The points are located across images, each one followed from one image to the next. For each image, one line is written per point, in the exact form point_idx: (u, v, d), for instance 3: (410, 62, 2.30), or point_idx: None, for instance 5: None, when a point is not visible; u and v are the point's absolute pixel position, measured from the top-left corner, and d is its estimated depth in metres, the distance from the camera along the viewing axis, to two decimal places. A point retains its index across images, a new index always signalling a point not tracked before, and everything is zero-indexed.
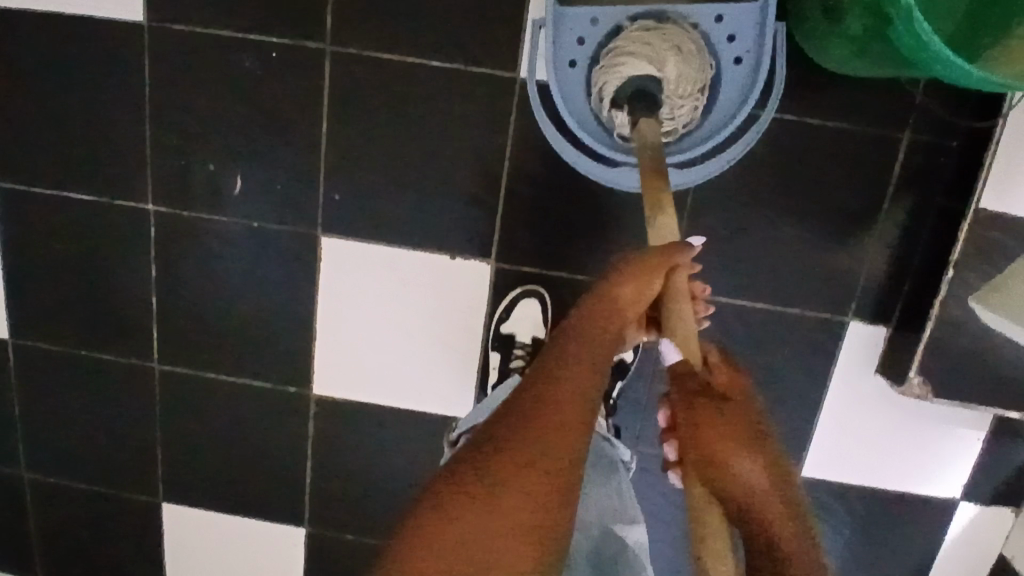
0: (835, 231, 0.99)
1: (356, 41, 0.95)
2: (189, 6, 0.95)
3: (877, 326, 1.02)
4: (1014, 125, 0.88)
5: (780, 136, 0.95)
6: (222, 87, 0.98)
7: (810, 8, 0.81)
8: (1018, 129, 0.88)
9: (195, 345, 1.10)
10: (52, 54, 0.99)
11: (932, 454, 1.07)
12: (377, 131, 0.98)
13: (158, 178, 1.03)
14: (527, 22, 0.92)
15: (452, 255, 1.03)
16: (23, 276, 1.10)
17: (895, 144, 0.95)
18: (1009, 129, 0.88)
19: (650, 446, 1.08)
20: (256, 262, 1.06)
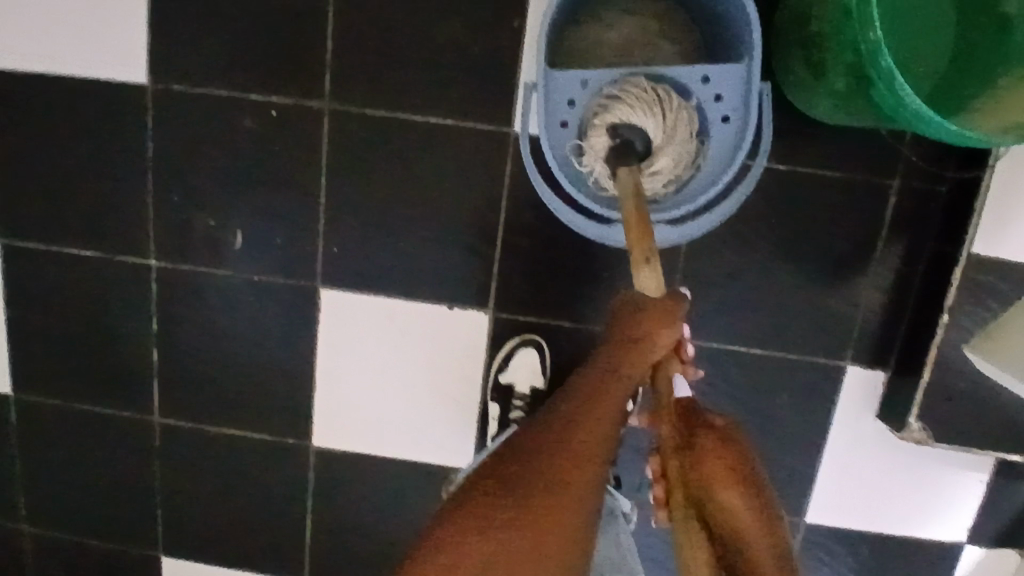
0: (830, 276, 0.99)
1: (352, 99, 0.97)
2: (191, 68, 0.98)
3: (875, 369, 1.02)
4: (1002, 171, 0.89)
5: (770, 184, 0.97)
6: (223, 144, 1.00)
7: (794, 62, 0.82)
8: (1006, 175, 0.89)
9: (195, 397, 1.10)
10: (57, 115, 1.02)
11: (936, 498, 1.06)
12: (374, 185, 1.00)
13: (160, 233, 1.05)
14: (519, 84, 0.95)
15: (450, 305, 1.03)
16: (27, 331, 1.10)
17: (885, 190, 0.96)
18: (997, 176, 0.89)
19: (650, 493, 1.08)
20: (256, 314, 1.06)
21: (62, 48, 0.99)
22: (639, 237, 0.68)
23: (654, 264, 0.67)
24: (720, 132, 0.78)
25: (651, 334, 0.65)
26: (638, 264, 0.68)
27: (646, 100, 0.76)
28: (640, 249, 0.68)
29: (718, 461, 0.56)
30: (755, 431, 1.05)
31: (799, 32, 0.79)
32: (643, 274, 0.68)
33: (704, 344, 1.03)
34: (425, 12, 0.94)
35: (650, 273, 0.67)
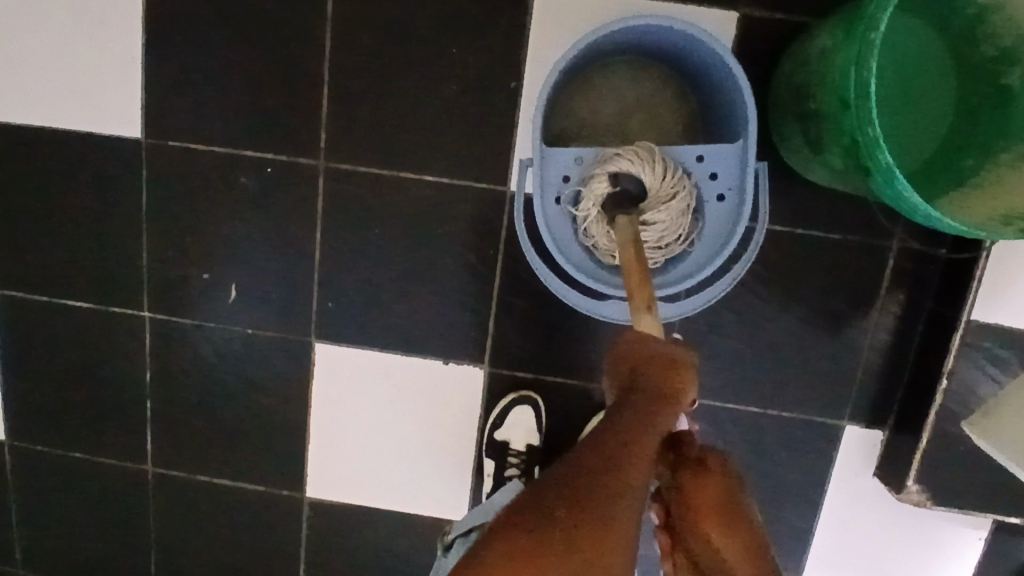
0: (828, 336, 0.98)
1: (347, 156, 0.97)
2: (186, 124, 0.97)
3: (874, 429, 1.01)
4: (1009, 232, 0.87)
5: (768, 244, 0.96)
6: (219, 198, 1.00)
7: (792, 133, 0.82)
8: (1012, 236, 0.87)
9: (191, 448, 1.10)
10: (53, 168, 1.01)
11: (935, 553, 1.05)
12: (371, 241, 1.00)
13: (156, 285, 1.04)
14: (514, 159, 0.95)
15: (445, 360, 1.03)
16: (23, 380, 1.10)
17: (884, 251, 0.95)
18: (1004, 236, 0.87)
19: (648, 547, 1.07)
20: (251, 367, 1.06)
21: (57, 103, 0.98)
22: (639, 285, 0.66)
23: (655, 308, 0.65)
24: (715, 212, 0.75)
25: (660, 377, 0.58)
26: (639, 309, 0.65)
27: (649, 160, 0.74)
28: (641, 293, 0.65)
29: (706, 497, 0.50)
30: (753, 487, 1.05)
31: (797, 105, 0.79)
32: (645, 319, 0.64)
33: (701, 401, 1.02)
34: (421, 70, 0.93)
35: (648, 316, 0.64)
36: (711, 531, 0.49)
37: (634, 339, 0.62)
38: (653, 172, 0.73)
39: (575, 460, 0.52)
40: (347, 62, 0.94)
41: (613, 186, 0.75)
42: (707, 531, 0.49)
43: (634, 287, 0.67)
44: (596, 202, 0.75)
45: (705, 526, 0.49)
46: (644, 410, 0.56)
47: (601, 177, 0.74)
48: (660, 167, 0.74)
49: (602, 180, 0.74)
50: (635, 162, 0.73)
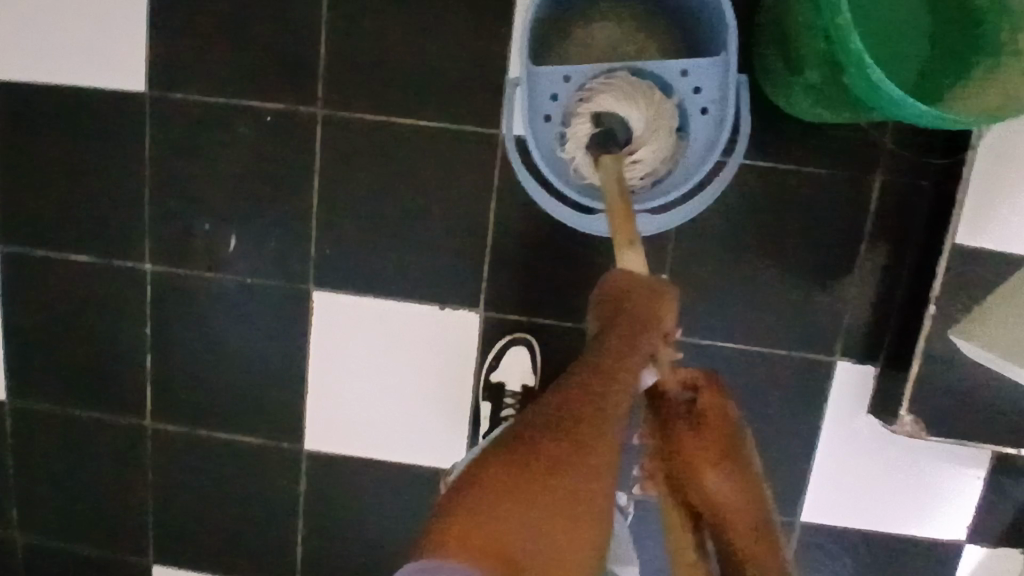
0: (818, 273, 1.00)
1: (344, 104, 1.00)
2: (188, 77, 1.01)
3: (865, 365, 1.02)
4: (986, 149, 0.88)
5: (754, 181, 0.98)
6: (219, 149, 1.03)
7: (772, 61, 0.85)
8: (990, 153, 0.88)
9: (189, 402, 1.11)
10: (57, 124, 1.04)
11: (931, 493, 1.05)
12: (367, 188, 1.02)
13: (157, 238, 1.06)
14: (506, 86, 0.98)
15: (441, 306, 1.05)
16: (25, 338, 1.11)
17: (869, 186, 0.97)
18: (981, 153, 0.88)
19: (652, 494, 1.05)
20: (250, 318, 1.07)
21: (64, 60, 1.02)
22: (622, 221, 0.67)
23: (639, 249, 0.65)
24: (699, 124, 0.79)
25: (646, 304, 0.60)
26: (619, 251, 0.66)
27: (630, 98, 0.77)
28: (624, 231, 0.66)
29: (707, 445, 0.57)
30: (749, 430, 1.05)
31: (777, 29, 0.82)
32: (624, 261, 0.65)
33: (695, 341, 1.04)
34: (416, 19, 0.97)
35: (635, 255, 0.64)
36: (707, 475, 0.56)
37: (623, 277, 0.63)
38: (635, 104, 0.76)
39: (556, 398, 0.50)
40: (343, 11, 0.97)
41: (597, 124, 0.78)
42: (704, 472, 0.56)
43: (617, 226, 0.67)
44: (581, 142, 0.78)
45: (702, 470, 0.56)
46: (624, 338, 0.56)
47: (583, 114, 0.77)
48: (642, 104, 0.77)
49: (584, 119, 0.78)
50: (615, 98, 0.76)
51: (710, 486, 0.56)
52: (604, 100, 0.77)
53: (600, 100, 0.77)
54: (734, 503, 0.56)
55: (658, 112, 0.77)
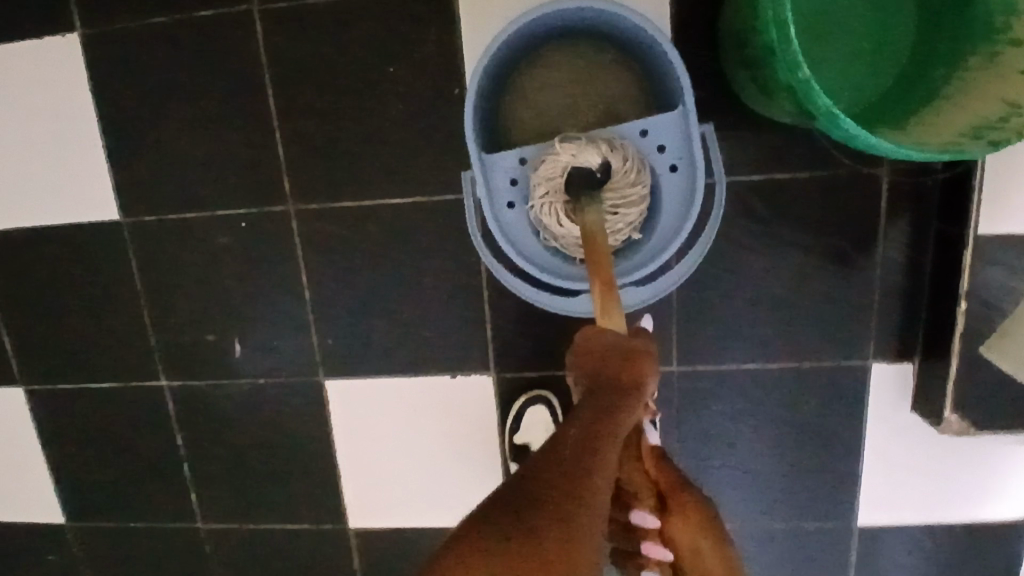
0: (835, 278, 0.94)
1: (314, 196, 0.98)
2: (158, 195, 1.00)
3: (902, 362, 0.96)
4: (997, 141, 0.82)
5: (750, 196, 0.92)
6: (204, 259, 1.02)
7: (745, 82, 0.78)
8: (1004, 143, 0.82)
9: (234, 500, 1.14)
10: (48, 263, 1.05)
11: (992, 478, 0.99)
12: (354, 273, 1.00)
13: (168, 353, 1.08)
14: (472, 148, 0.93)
15: (452, 374, 1.03)
16: (70, 465, 1.15)
17: (875, 181, 0.90)
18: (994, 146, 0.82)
19: None
20: (271, 414, 1.09)
21: (39, 202, 1.02)
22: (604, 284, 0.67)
23: (620, 317, 0.65)
24: (670, 183, 0.74)
25: (628, 366, 0.60)
26: (608, 300, 0.65)
27: (622, 194, 0.74)
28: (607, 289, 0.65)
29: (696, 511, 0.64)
30: (789, 442, 1.01)
31: (742, 55, 0.75)
32: (610, 316, 0.65)
33: (716, 367, 0.99)
34: (366, 97, 0.93)
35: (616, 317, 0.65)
36: (702, 542, 0.63)
37: (604, 331, 0.64)
38: (622, 207, 0.74)
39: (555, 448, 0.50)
40: (292, 103, 0.94)
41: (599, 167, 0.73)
42: (692, 540, 0.63)
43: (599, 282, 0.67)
44: (577, 160, 0.73)
45: (694, 538, 0.63)
46: (613, 393, 0.58)
47: (605, 145, 0.73)
48: (620, 209, 0.74)
49: (598, 153, 0.73)
50: (624, 175, 0.73)
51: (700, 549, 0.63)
52: (619, 168, 0.73)
53: (620, 158, 0.73)
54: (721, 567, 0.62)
55: (624, 216, 0.75)
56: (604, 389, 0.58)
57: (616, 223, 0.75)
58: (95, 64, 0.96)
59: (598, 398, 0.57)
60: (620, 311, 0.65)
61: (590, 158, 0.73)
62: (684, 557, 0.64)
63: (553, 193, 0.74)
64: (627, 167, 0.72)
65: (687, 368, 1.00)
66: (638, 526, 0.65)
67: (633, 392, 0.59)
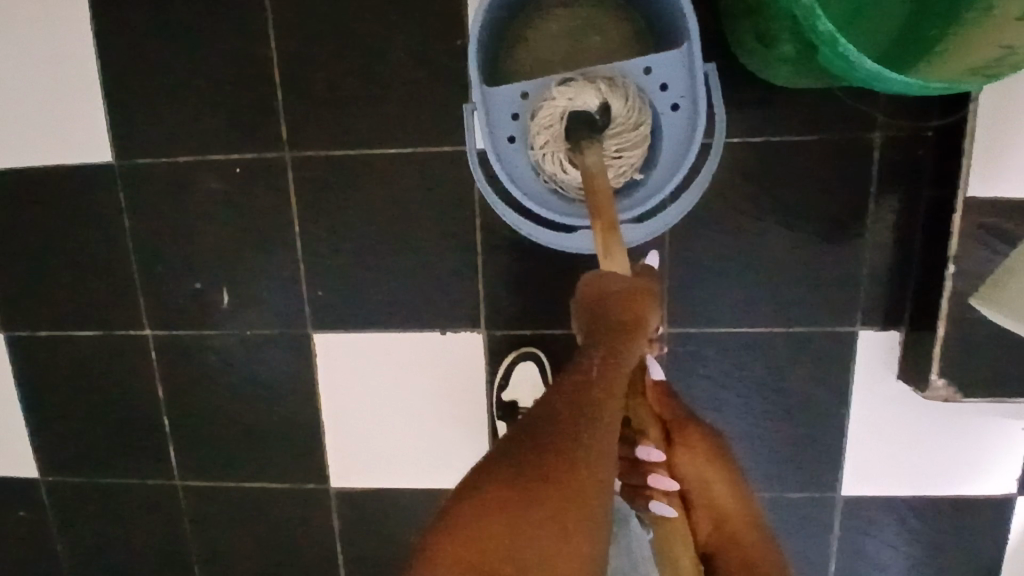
0: (826, 243, 0.95)
1: (310, 143, 0.97)
2: (152, 137, 0.99)
3: (889, 330, 0.97)
4: (988, 106, 0.83)
5: (746, 158, 0.93)
6: (196, 205, 1.01)
7: (745, 34, 0.79)
8: (995, 110, 0.83)
9: (214, 457, 1.12)
10: (35, 204, 1.04)
11: (976, 450, 1.00)
12: (347, 223, 1.00)
13: (154, 302, 1.06)
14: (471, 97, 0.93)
15: (442, 330, 1.03)
16: (46, 415, 1.12)
17: (869, 146, 0.91)
18: (986, 112, 0.83)
19: None
20: (257, 368, 1.07)
21: (30, 141, 1.01)
22: (607, 228, 0.67)
23: (621, 255, 0.66)
24: (671, 121, 0.76)
25: (629, 305, 0.61)
26: (610, 243, 0.66)
27: (624, 133, 0.75)
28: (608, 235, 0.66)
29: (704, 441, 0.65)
30: (775, 409, 1.02)
31: (743, 3, 0.76)
32: (612, 258, 0.65)
33: (706, 330, 1.00)
34: (367, 45, 0.93)
35: (615, 259, 0.65)
36: (709, 470, 0.65)
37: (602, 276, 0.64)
38: (623, 147, 0.76)
39: (553, 406, 0.54)
40: (293, 47, 0.94)
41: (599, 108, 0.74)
42: (698, 469, 0.64)
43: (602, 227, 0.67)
44: (575, 103, 0.73)
45: (700, 465, 0.64)
46: (614, 335, 0.59)
47: (606, 86, 0.74)
48: (622, 147, 0.76)
49: (598, 94, 0.74)
50: (624, 117, 0.74)
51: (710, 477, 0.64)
52: (620, 109, 0.74)
53: (620, 99, 0.74)
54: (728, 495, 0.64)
55: (625, 156, 0.76)
56: (605, 332, 0.59)
57: (616, 162, 0.77)
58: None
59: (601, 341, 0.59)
60: (622, 247, 0.66)
61: (591, 98, 0.74)
62: (691, 488, 0.65)
63: (555, 132, 0.75)
64: (629, 108, 0.74)
65: (677, 330, 1.00)
66: (644, 460, 0.67)
67: (634, 333, 0.60)
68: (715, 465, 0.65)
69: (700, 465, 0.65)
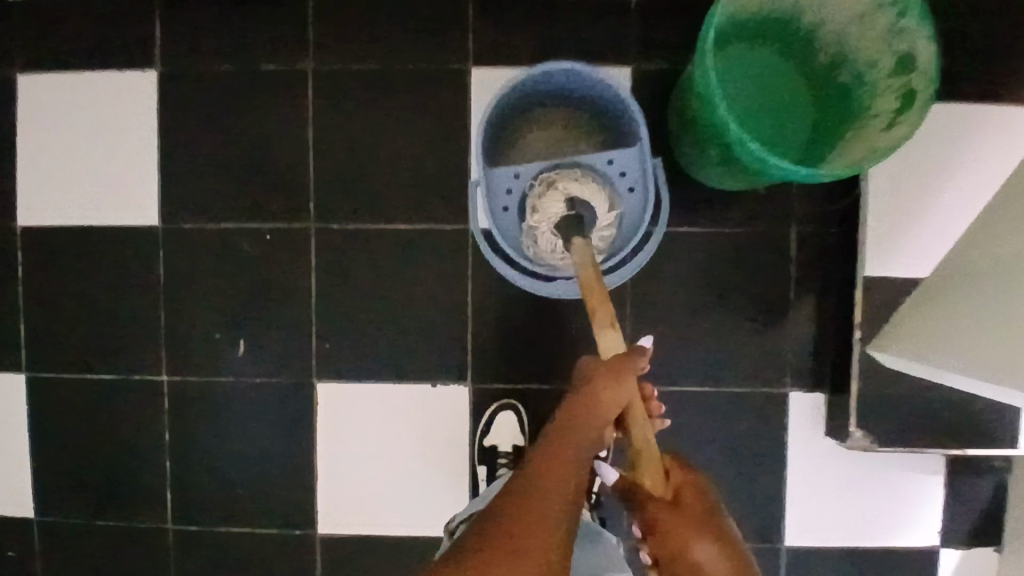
0: (759, 316, 1.14)
1: (332, 217, 1.15)
2: (196, 207, 1.17)
3: (815, 392, 1.14)
4: (874, 201, 1.04)
5: (693, 244, 1.14)
6: (225, 266, 1.17)
7: (684, 144, 1.04)
8: (879, 204, 1.04)
9: (208, 501, 1.19)
10: (82, 260, 1.19)
11: (899, 503, 1.14)
12: (356, 286, 1.16)
13: (173, 351, 1.18)
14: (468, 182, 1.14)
15: (432, 383, 1.16)
16: (53, 454, 1.20)
17: (789, 238, 1.13)
18: (872, 206, 1.04)
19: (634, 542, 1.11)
20: (260, 414, 1.18)
21: (89, 205, 1.18)
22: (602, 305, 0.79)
23: (616, 330, 0.78)
24: (629, 200, 0.99)
25: (600, 387, 0.73)
26: (603, 327, 0.78)
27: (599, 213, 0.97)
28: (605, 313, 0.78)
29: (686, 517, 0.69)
30: (723, 462, 1.16)
31: (683, 121, 1.02)
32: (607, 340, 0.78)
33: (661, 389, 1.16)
34: (386, 140, 1.14)
35: (612, 336, 0.77)
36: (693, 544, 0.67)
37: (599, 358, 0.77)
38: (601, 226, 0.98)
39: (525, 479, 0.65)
40: (326, 140, 1.15)
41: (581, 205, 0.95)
42: (681, 545, 0.67)
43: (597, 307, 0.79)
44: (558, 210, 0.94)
45: (682, 541, 0.67)
46: (582, 411, 0.71)
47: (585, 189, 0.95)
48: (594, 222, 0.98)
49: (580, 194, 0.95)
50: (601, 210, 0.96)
51: (697, 554, 0.67)
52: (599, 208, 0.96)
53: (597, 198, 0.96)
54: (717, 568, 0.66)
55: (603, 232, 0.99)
56: (574, 410, 0.72)
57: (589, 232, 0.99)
58: (168, 96, 1.16)
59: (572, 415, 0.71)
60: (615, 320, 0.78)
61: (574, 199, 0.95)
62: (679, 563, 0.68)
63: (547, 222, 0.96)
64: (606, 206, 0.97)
65: None
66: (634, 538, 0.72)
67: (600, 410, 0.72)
68: (701, 540, 0.67)
69: (678, 536, 0.68)
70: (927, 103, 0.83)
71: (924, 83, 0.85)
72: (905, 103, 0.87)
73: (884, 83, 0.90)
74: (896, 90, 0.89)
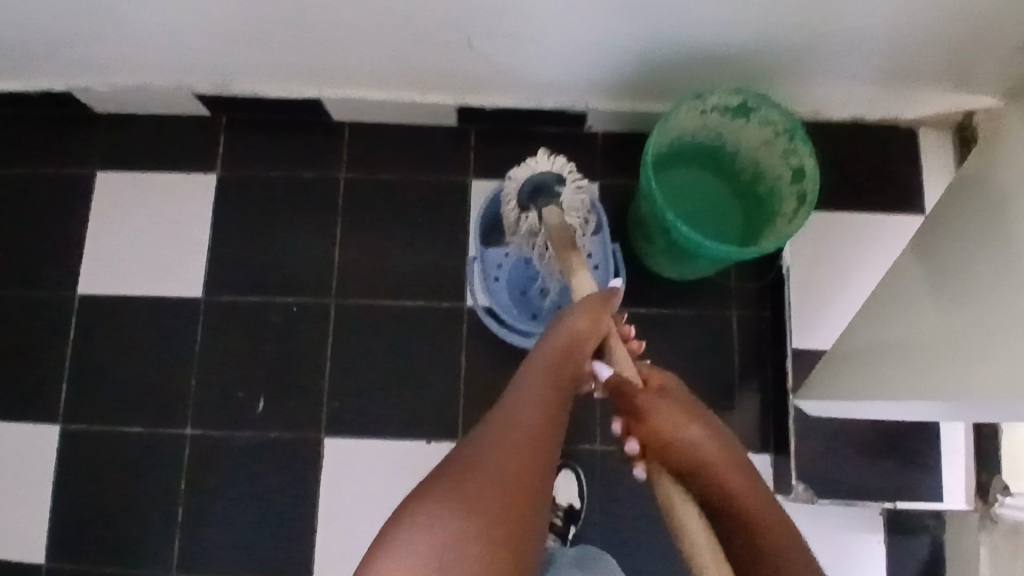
0: (710, 386, 1.33)
1: (352, 293, 1.37)
2: (235, 283, 1.38)
3: (762, 454, 1.31)
4: (795, 283, 1.31)
5: (652, 323, 1.35)
6: (255, 331, 1.36)
7: (639, 238, 1.30)
8: (799, 285, 1.31)
9: (212, 548, 1.29)
10: (130, 324, 1.38)
11: (847, 560, 1.27)
12: (367, 352, 1.35)
13: (199, 405, 1.34)
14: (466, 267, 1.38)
15: (427, 441, 1.32)
16: (76, 501, 1.31)
17: (732, 320, 1.35)
18: (794, 286, 1.31)
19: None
20: (271, 466, 1.31)
21: (142, 279, 1.39)
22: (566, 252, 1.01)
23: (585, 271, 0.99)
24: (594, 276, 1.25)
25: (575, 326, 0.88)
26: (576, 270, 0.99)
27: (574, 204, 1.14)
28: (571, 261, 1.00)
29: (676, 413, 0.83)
30: None
31: (637, 221, 1.29)
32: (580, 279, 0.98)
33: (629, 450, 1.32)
34: (401, 233, 1.39)
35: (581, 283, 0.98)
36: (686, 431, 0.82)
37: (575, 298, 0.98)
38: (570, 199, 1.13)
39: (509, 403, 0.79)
40: (352, 232, 1.39)
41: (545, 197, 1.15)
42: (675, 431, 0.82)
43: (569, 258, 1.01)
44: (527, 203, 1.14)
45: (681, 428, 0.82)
46: (556, 343, 0.86)
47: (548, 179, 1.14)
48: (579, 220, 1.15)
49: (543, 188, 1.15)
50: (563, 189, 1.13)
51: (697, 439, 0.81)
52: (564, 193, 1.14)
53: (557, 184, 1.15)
54: (707, 446, 0.80)
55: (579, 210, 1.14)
56: (549, 340, 0.87)
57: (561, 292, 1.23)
58: (222, 194, 1.42)
59: (547, 347, 0.86)
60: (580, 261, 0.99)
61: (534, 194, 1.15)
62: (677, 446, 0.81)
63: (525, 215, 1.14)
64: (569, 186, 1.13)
65: (608, 448, 1.31)
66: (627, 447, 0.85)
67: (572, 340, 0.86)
68: (694, 426, 0.82)
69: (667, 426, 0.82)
70: (813, 202, 1.10)
71: (811, 188, 1.12)
72: (801, 204, 1.14)
73: (788, 191, 1.18)
74: (795, 195, 1.16)
